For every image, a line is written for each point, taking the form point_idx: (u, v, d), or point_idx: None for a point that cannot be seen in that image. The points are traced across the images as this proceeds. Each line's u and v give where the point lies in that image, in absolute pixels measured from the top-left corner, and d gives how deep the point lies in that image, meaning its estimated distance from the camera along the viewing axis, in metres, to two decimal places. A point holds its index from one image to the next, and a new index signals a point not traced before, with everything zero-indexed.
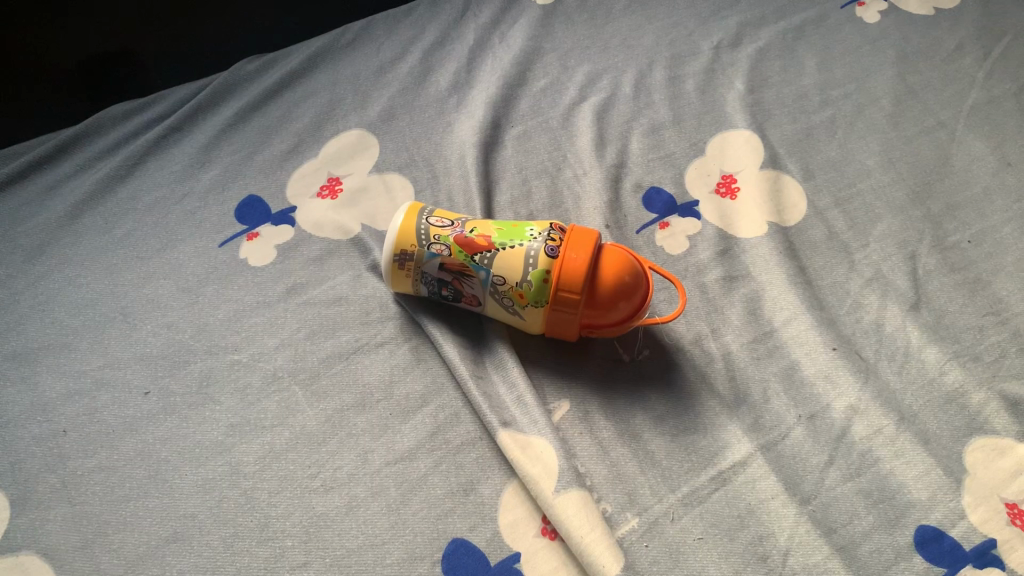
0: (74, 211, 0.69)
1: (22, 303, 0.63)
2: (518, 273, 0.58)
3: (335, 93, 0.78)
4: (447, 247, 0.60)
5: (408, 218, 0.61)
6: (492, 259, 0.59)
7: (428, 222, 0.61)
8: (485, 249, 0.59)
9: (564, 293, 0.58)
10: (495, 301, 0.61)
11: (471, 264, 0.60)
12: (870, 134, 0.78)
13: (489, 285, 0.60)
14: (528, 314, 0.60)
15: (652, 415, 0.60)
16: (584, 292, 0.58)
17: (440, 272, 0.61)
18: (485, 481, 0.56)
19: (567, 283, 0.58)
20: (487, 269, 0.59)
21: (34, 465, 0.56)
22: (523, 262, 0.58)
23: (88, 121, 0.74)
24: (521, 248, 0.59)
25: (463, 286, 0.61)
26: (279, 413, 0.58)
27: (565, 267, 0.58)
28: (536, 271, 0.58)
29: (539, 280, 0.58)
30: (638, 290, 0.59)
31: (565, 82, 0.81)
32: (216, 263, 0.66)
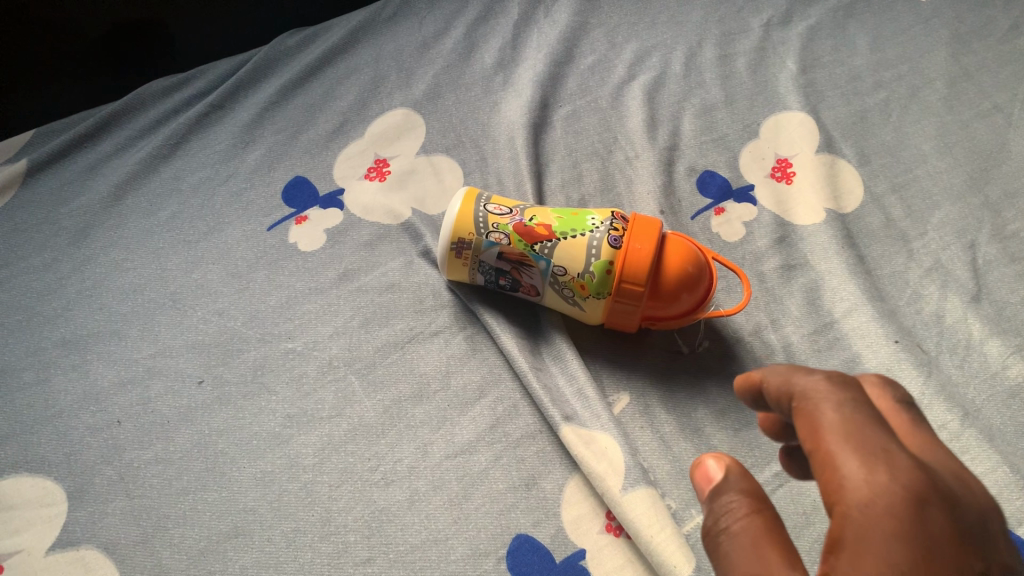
0: (117, 192, 0.67)
1: (68, 288, 0.62)
2: (581, 264, 0.57)
3: (378, 70, 0.76)
4: (506, 236, 0.58)
5: (465, 204, 0.59)
6: (553, 249, 0.58)
7: (486, 209, 0.59)
8: (546, 238, 0.58)
9: (627, 284, 0.57)
10: (554, 291, 0.59)
11: (531, 254, 0.58)
12: (924, 117, 0.76)
13: (549, 275, 0.58)
14: (588, 303, 0.59)
15: (714, 409, 0.59)
16: (646, 283, 0.57)
17: (499, 261, 0.59)
18: (547, 476, 0.55)
19: (631, 273, 0.56)
20: (548, 259, 0.58)
21: (90, 456, 0.54)
22: (585, 252, 0.57)
23: (128, 98, 0.72)
24: (583, 238, 0.57)
25: (521, 276, 0.60)
26: (336, 403, 0.57)
27: (628, 258, 0.56)
28: (599, 262, 0.56)
29: (602, 271, 0.56)
30: (700, 282, 0.58)
31: (613, 59, 0.78)
32: (265, 248, 0.64)
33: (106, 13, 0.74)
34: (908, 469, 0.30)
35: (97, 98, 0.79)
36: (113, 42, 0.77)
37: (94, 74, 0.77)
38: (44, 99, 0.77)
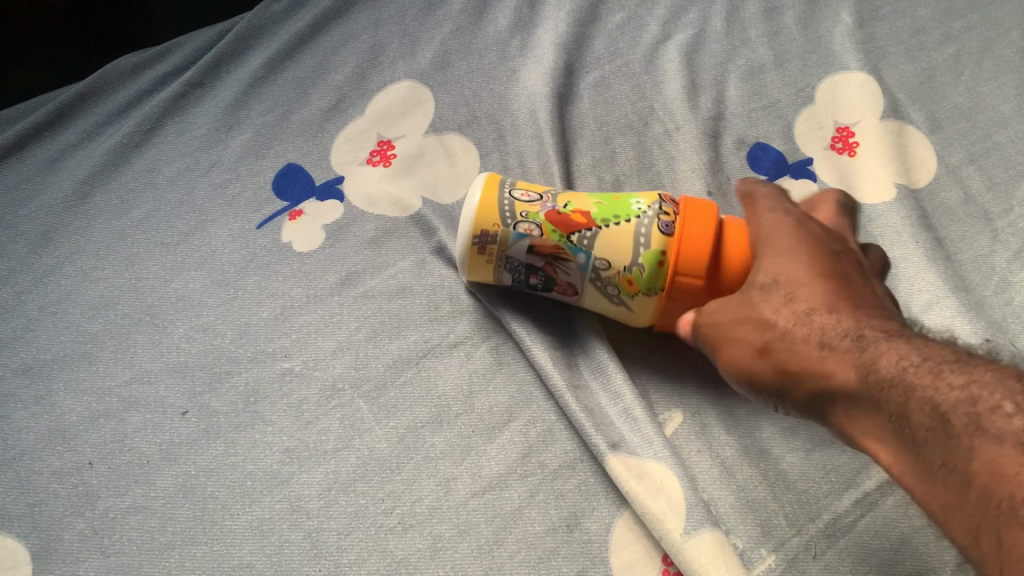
0: (84, 188, 0.59)
1: (30, 305, 0.54)
2: (629, 256, 0.48)
3: (378, 36, 0.66)
4: (538, 225, 0.49)
5: (488, 190, 0.50)
6: (594, 240, 0.49)
7: (512, 195, 0.50)
8: (585, 227, 0.49)
9: (683, 278, 0.48)
10: (596, 289, 0.50)
11: (568, 246, 0.49)
12: (1001, 72, 0.66)
13: (589, 270, 0.49)
14: (636, 305, 0.50)
15: (781, 427, 0.51)
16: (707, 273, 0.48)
17: (529, 257, 0.50)
18: (591, 514, 0.47)
19: (687, 263, 0.47)
20: (588, 251, 0.49)
21: (57, 507, 0.47)
22: (633, 242, 0.48)
23: (93, 78, 0.63)
24: (630, 225, 0.49)
25: (556, 273, 0.51)
26: (343, 434, 0.49)
27: (683, 246, 0.47)
28: (650, 252, 0.48)
29: (654, 262, 0.48)
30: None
31: (645, 16, 0.68)
32: (255, 249, 0.56)
33: None
34: (788, 204, 0.48)
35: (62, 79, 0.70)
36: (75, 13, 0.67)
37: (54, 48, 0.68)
38: None
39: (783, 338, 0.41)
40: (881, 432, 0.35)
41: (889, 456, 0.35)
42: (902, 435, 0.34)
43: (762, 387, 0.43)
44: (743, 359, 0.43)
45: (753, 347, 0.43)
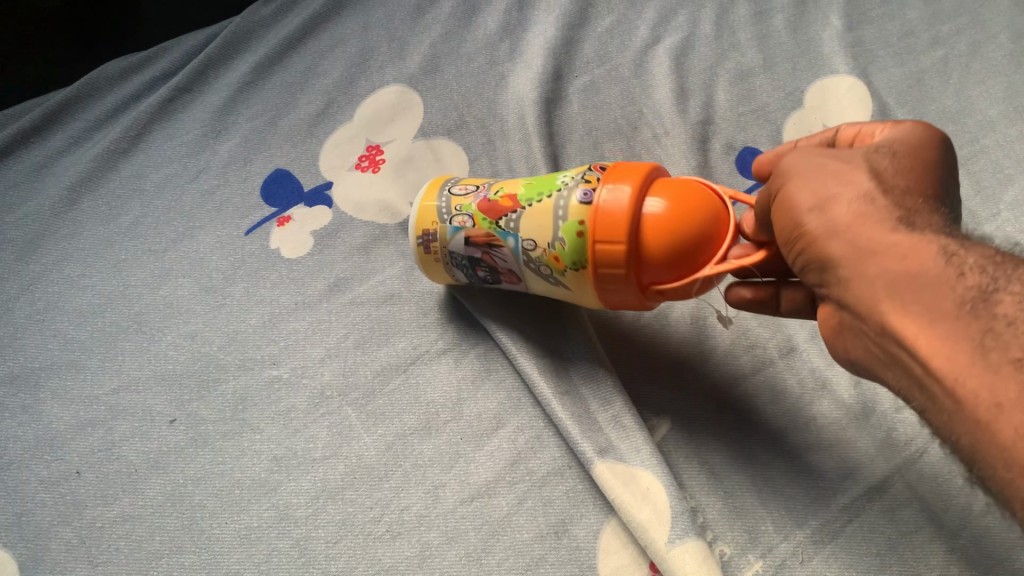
0: (71, 195, 0.58)
1: (18, 313, 0.54)
2: (548, 235, 0.45)
3: (366, 40, 0.66)
4: (469, 217, 0.48)
5: (428, 193, 0.51)
6: (520, 222, 0.46)
7: (451, 193, 0.50)
8: (510, 210, 0.47)
9: (604, 246, 0.43)
10: (532, 271, 0.48)
11: (497, 231, 0.47)
12: (990, 75, 0.66)
13: (521, 254, 0.47)
14: (573, 281, 0.46)
15: (768, 434, 0.51)
16: (637, 239, 0.43)
17: (468, 249, 0.49)
18: (578, 521, 0.47)
19: (604, 231, 0.43)
20: (515, 234, 0.47)
21: (45, 517, 0.47)
22: (552, 217, 0.45)
23: (80, 83, 0.63)
24: (550, 200, 0.45)
25: (495, 261, 0.49)
26: (331, 442, 0.49)
27: (601, 213, 0.43)
28: (569, 224, 0.44)
29: (573, 235, 0.44)
30: (715, 228, 0.43)
31: (635, 19, 0.68)
32: (243, 256, 0.56)
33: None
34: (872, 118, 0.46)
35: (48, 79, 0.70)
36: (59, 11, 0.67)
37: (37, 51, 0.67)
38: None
39: (853, 202, 0.38)
40: (943, 320, 0.33)
41: (936, 344, 0.33)
42: (971, 334, 0.32)
43: (799, 244, 0.39)
44: (791, 209, 0.39)
45: (824, 197, 0.38)
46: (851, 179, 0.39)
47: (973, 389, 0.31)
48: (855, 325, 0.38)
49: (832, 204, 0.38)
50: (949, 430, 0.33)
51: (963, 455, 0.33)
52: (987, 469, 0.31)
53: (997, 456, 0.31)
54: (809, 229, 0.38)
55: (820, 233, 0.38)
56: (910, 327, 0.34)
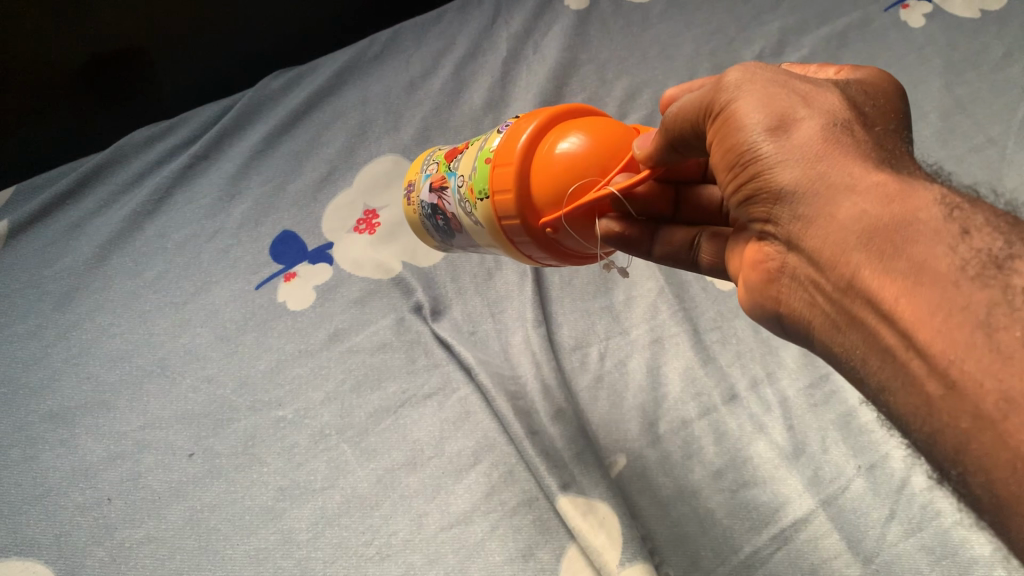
0: (102, 252, 0.67)
1: (55, 357, 0.61)
2: (469, 167, 0.49)
3: (365, 113, 0.75)
4: (437, 164, 0.54)
5: (422, 153, 0.58)
6: (461, 163, 0.51)
7: (435, 151, 0.57)
8: (463, 153, 0.52)
9: (501, 171, 0.46)
10: (463, 213, 0.50)
11: (447, 173, 0.52)
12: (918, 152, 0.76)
13: (456, 193, 0.50)
14: (482, 215, 0.47)
15: (710, 470, 0.59)
16: (531, 171, 0.45)
17: (428, 196, 0.54)
18: (543, 545, 0.53)
19: (502, 158, 0.46)
20: (456, 172, 0.51)
21: (80, 537, 0.53)
22: (478, 150, 0.49)
23: (110, 150, 0.72)
24: (486, 137, 0.50)
25: (443, 207, 0.52)
26: (329, 474, 0.56)
27: (507, 141, 0.46)
28: (483, 153, 0.48)
29: (483, 162, 0.47)
30: (606, 165, 0.44)
31: (604, 97, 0.77)
32: (253, 308, 0.64)
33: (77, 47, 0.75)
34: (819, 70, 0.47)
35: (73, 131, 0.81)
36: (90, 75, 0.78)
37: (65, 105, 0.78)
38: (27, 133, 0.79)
39: (825, 133, 0.36)
40: (936, 285, 0.32)
41: (923, 313, 0.32)
42: (972, 310, 0.31)
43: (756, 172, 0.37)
44: (748, 132, 0.38)
45: (793, 123, 0.37)
46: (820, 110, 0.37)
47: (972, 373, 0.30)
48: (815, 272, 0.37)
49: (794, 130, 0.37)
50: (926, 417, 0.32)
51: (945, 452, 0.32)
52: (975, 469, 0.31)
53: (998, 456, 0.29)
54: (768, 155, 0.37)
55: (781, 161, 0.37)
56: (892, 288, 0.33)
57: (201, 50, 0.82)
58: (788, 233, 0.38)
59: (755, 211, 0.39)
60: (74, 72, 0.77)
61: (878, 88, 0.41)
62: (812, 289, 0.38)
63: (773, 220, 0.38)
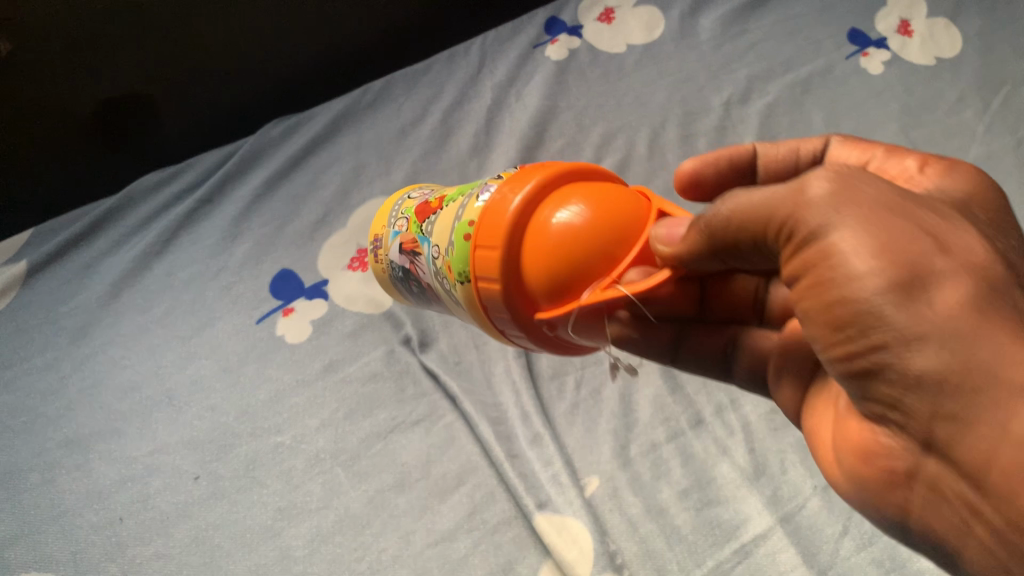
0: (114, 289, 0.72)
1: (70, 387, 0.66)
2: (446, 239, 0.51)
3: (359, 157, 0.81)
4: (406, 221, 0.58)
5: (386, 204, 0.63)
6: (434, 227, 0.54)
7: (405, 200, 0.61)
8: (435, 212, 0.55)
9: (482, 252, 0.46)
10: (440, 284, 0.53)
11: (419, 238, 0.55)
12: None
13: (432, 261, 0.54)
14: (462, 294, 0.49)
15: (677, 489, 0.63)
16: (523, 251, 0.45)
17: (401, 255, 0.58)
18: (521, 561, 0.58)
19: (486, 238, 0.46)
20: (429, 238, 0.54)
21: (95, 554, 0.58)
22: (455, 216, 0.51)
23: (122, 195, 0.77)
24: (459, 201, 0.52)
25: (416, 269, 0.56)
26: (324, 495, 0.61)
27: (486, 219, 0.47)
28: (463, 223, 0.49)
29: (463, 235, 0.48)
30: (607, 251, 0.43)
31: (581, 142, 0.83)
32: (254, 341, 0.69)
33: (87, 91, 0.82)
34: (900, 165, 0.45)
35: (81, 169, 0.87)
36: (100, 118, 0.84)
37: (76, 145, 0.85)
38: (38, 169, 0.85)
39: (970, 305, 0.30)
40: None
41: None
42: None
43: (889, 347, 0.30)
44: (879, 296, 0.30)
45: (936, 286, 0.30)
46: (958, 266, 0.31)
47: None
48: (974, 483, 0.30)
49: (937, 296, 0.30)
50: None
51: None
52: None
53: None
54: (903, 327, 0.30)
55: (926, 338, 0.29)
56: None
57: (207, 99, 0.88)
58: (927, 431, 0.31)
59: (876, 386, 0.32)
60: (87, 115, 0.84)
61: (996, 226, 0.37)
62: (961, 499, 0.31)
63: (902, 407, 0.31)
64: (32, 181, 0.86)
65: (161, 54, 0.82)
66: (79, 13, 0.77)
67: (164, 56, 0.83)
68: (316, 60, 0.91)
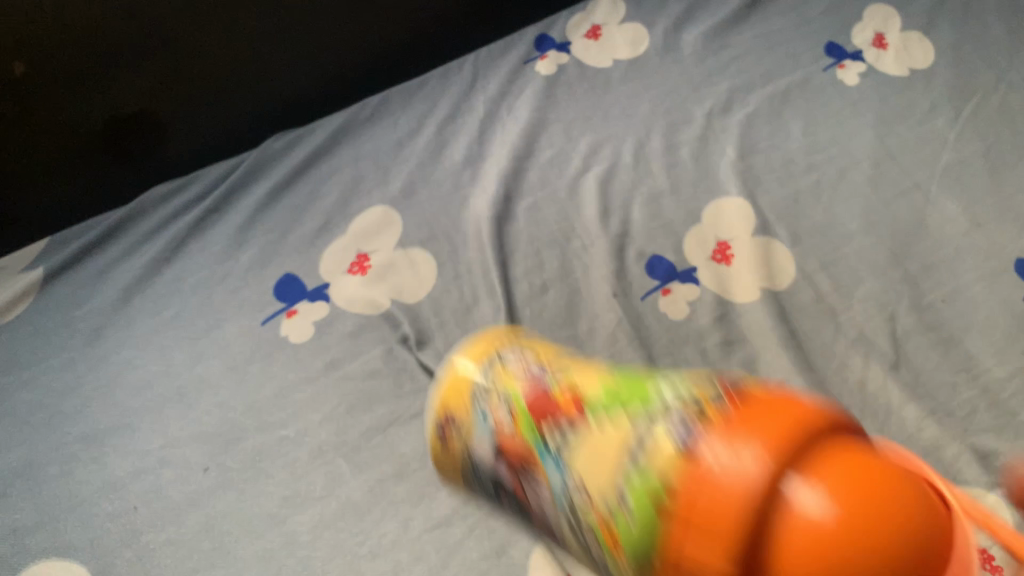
0: (126, 293, 0.76)
1: (86, 386, 0.70)
2: (600, 483, 0.44)
3: (358, 169, 0.85)
4: (514, 415, 0.54)
5: (459, 380, 0.61)
6: (571, 449, 0.49)
7: (494, 372, 0.58)
8: (559, 430, 0.50)
9: (697, 545, 0.35)
10: (567, 524, 0.48)
11: (543, 447, 0.51)
12: (852, 197, 0.85)
13: (560, 486, 0.48)
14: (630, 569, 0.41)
15: None
16: (777, 528, 0.34)
17: (499, 456, 0.55)
18: (515, 544, 0.61)
19: (706, 515, 0.35)
20: (563, 467, 0.48)
21: (111, 541, 0.61)
22: (622, 453, 0.44)
23: (132, 206, 0.82)
24: (622, 431, 0.45)
25: (529, 487, 0.53)
26: (327, 484, 0.65)
27: (699, 480, 0.36)
28: (635, 484, 0.40)
29: (655, 497, 0.38)
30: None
31: (570, 152, 0.87)
32: (260, 341, 0.73)
33: (100, 111, 0.86)
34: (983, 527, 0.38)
35: (91, 182, 0.91)
36: (110, 135, 0.88)
37: (89, 162, 0.89)
38: (52, 184, 0.89)
39: None
40: None
41: None
42: None
43: None
44: None
45: None
46: None
47: None
48: None
49: None
50: None
51: None
52: None
53: None
54: None
55: None
56: None
57: (211, 114, 0.92)
58: None
59: None
60: (99, 132, 0.88)
61: None
62: None
63: None
64: (46, 197, 0.90)
65: (166, 73, 0.86)
66: (87, 37, 0.80)
67: (169, 75, 0.87)
68: (317, 78, 0.96)
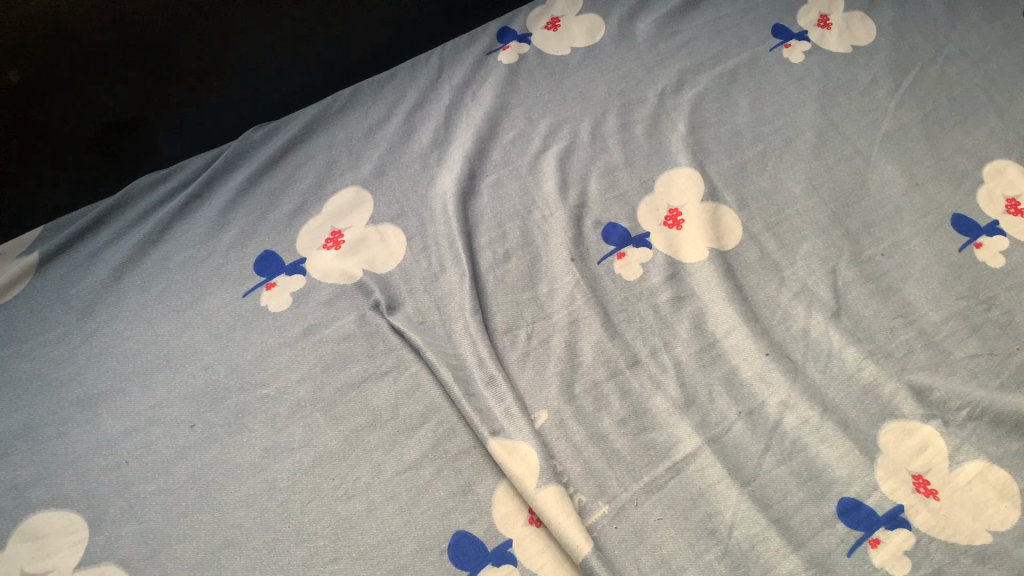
0: (117, 273, 0.82)
1: (80, 356, 0.75)
2: None
3: (331, 155, 0.91)
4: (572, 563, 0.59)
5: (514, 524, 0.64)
6: None
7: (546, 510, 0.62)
8: None
9: None
10: None
11: None
12: (797, 163, 0.90)
13: None
14: None
15: (616, 419, 0.72)
16: None
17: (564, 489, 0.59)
18: (480, 483, 0.67)
19: None
20: None
21: (105, 491, 0.66)
22: None
23: (122, 195, 0.88)
24: None
25: None
26: (305, 436, 0.70)
27: None
28: None
29: None
30: None
31: (530, 133, 0.93)
32: (241, 311, 0.78)
33: (92, 118, 0.92)
34: None
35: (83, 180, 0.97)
36: (102, 136, 0.94)
37: (81, 162, 0.95)
38: (47, 185, 0.95)
39: None
40: None
41: None
42: None
43: None
44: None
45: None
46: None
47: None
48: None
49: None
50: None
51: None
52: None
53: None
54: None
55: None
56: None
57: (192, 111, 0.98)
58: None
59: None
60: (90, 136, 0.93)
61: None
62: None
63: None
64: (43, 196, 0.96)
65: (151, 75, 0.92)
66: (81, 45, 0.85)
67: (155, 77, 0.92)
68: (292, 75, 1.02)
